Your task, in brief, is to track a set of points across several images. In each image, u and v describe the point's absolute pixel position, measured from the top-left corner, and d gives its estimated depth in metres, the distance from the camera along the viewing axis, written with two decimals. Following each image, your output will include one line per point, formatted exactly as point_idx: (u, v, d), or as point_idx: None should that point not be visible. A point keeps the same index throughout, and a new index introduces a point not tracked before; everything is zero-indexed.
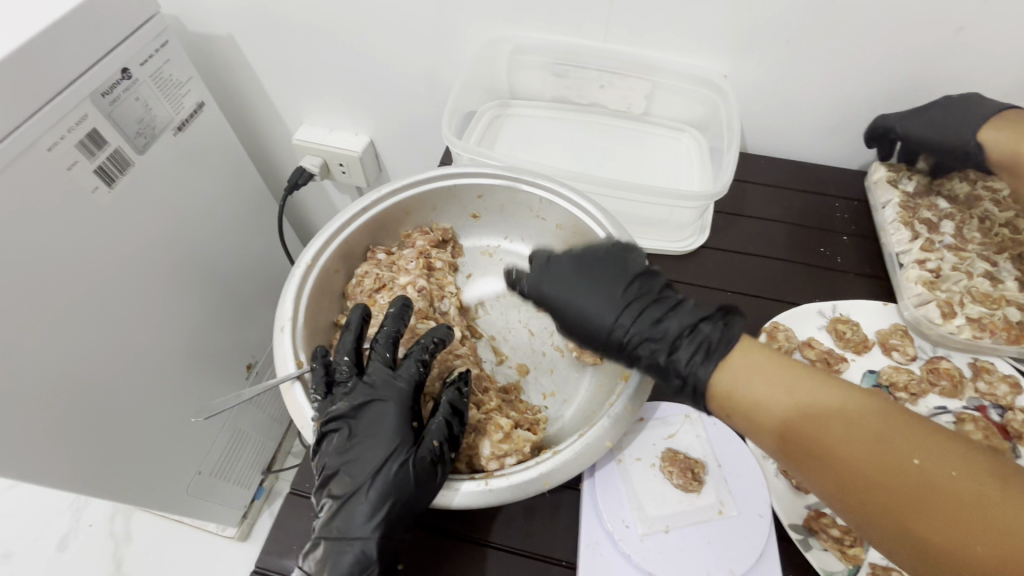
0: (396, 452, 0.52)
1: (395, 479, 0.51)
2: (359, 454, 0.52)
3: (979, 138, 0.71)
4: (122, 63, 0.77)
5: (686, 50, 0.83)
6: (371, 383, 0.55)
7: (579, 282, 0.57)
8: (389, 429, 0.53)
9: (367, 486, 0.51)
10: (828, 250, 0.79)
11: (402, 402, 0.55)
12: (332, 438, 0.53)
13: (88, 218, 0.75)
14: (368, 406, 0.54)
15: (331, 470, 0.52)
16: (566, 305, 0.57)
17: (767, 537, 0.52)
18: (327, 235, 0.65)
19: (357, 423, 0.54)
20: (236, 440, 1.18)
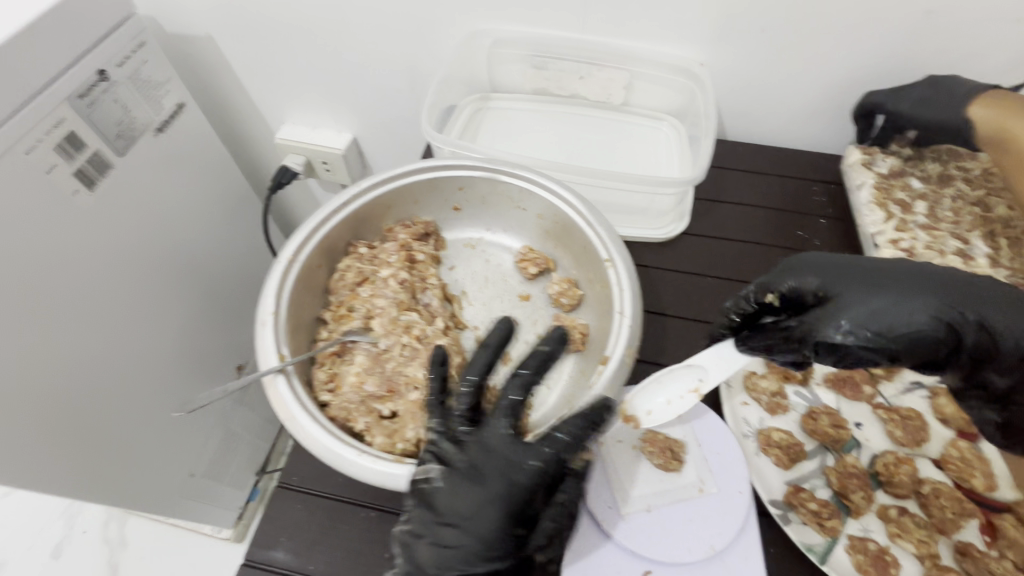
0: (502, 511, 0.50)
1: (495, 538, 0.49)
2: (460, 510, 0.50)
3: (968, 114, 0.70)
4: (98, 65, 0.76)
5: (662, 39, 0.83)
6: (479, 437, 0.53)
7: (844, 272, 0.54)
8: (500, 491, 0.50)
9: (465, 544, 0.49)
10: (806, 233, 0.80)
11: (517, 461, 0.51)
12: (426, 490, 0.50)
13: (68, 220, 0.75)
14: (477, 464, 0.52)
15: (421, 523, 0.50)
16: (855, 296, 0.51)
17: (745, 512, 0.54)
18: (308, 230, 0.66)
19: (460, 478, 0.51)
20: (229, 442, 1.16)
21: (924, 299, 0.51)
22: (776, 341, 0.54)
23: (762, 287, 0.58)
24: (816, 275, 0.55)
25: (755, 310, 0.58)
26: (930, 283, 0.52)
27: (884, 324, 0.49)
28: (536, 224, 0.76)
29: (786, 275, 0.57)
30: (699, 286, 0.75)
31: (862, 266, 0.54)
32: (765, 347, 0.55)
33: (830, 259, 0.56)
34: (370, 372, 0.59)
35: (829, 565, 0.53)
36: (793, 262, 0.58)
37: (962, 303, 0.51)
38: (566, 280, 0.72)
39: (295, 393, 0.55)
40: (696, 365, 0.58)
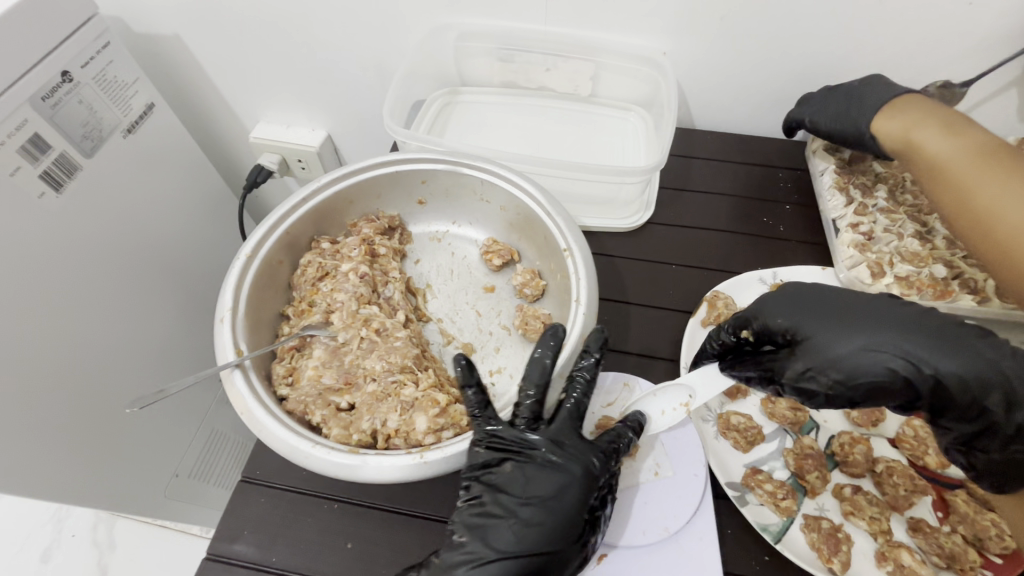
0: (577, 497, 0.51)
1: (568, 524, 0.50)
2: (533, 493, 0.52)
3: (873, 128, 0.68)
4: (61, 66, 0.75)
5: (625, 30, 0.83)
6: (551, 432, 0.55)
7: (819, 311, 0.54)
8: (575, 478, 0.52)
9: (535, 526, 0.50)
10: (771, 219, 0.81)
11: (587, 453, 0.54)
12: (496, 474, 0.53)
13: (32, 222, 0.74)
14: (552, 456, 0.53)
15: (495, 505, 0.52)
16: (822, 341, 0.52)
17: (700, 493, 0.56)
18: (267, 226, 0.67)
19: (532, 466, 0.53)
20: (213, 442, 1.10)
21: (887, 346, 0.49)
22: (755, 374, 0.56)
23: (741, 321, 0.58)
24: (790, 311, 0.55)
25: (734, 343, 0.59)
26: (897, 326, 0.50)
27: (844, 371, 0.50)
28: (500, 216, 0.77)
29: (764, 309, 0.57)
30: (663, 274, 0.76)
31: (836, 304, 0.54)
32: (746, 378, 0.57)
33: (805, 294, 0.56)
34: (328, 366, 0.61)
35: (784, 543, 0.54)
36: (778, 295, 0.58)
37: (921, 352, 0.48)
38: (530, 271, 0.73)
39: (252, 388, 0.56)
40: (687, 381, 0.60)
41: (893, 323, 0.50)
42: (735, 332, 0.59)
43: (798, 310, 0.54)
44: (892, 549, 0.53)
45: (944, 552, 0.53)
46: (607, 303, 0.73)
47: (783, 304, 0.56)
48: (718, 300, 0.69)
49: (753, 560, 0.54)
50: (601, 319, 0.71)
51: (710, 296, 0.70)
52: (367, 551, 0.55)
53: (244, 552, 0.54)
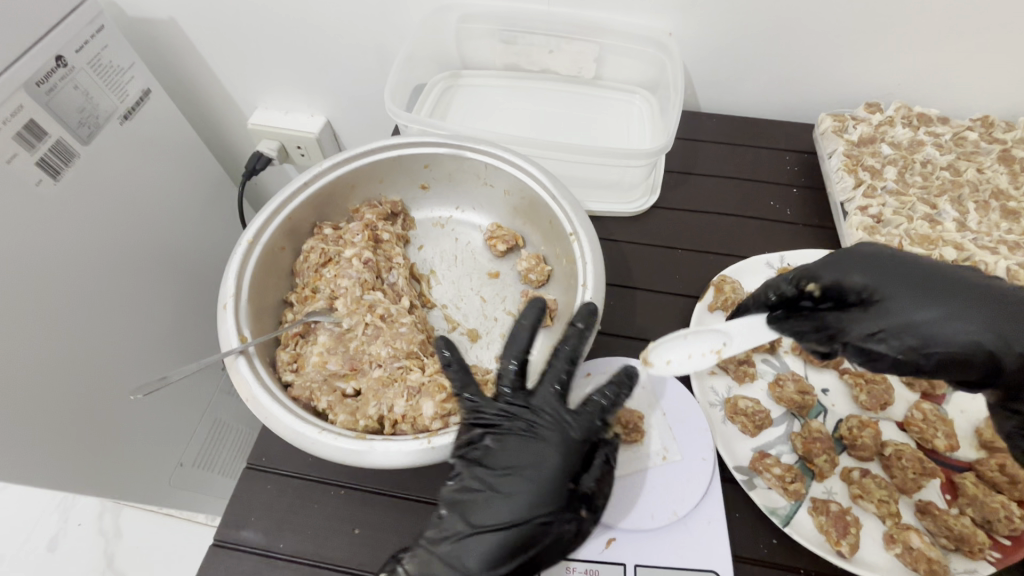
0: (557, 467, 0.51)
1: (551, 494, 0.49)
2: (513, 465, 0.51)
3: None
4: (55, 51, 0.74)
5: (630, 9, 0.82)
6: (533, 403, 0.55)
7: (900, 276, 0.51)
8: (551, 447, 0.51)
9: (515, 498, 0.49)
10: (777, 202, 0.80)
11: (567, 421, 0.53)
12: (476, 448, 0.52)
13: (30, 209, 0.72)
14: (529, 425, 0.53)
15: (474, 480, 0.51)
16: (902, 306, 0.50)
17: (708, 477, 0.56)
18: (269, 212, 0.66)
19: (512, 437, 0.52)
20: (216, 430, 1.10)
21: (969, 320, 0.48)
22: (809, 328, 0.52)
23: (807, 274, 0.54)
24: (868, 273, 0.52)
25: (793, 294, 0.55)
26: (978, 303, 0.49)
27: (923, 338, 0.48)
28: (505, 200, 0.76)
29: (836, 267, 0.54)
30: (669, 259, 0.75)
31: (918, 270, 0.52)
32: (799, 332, 0.52)
33: (884, 258, 0.53)
34: (333, 352, 0.61)
35: (792, 526, 0.53)
36: (850, 255, 0.55)
37: (1004, 330, 0.48)
38: (535, 256, 0.72)
39: (257, 375, 0.56)
40: (722, 330, 0.55)
41: (974, 298, 0.50)
42: (797, 285, 0.55)
43: (881, 272, 0.52)
44: (900, 532, 0.53)
45: (953, 534, 0.53)
46: (613, 288, 0.72)
47: (864, 263, 0.53)
48: (725, 283, 0.69)
49: (760, 543, 0.54)
50: (608, 304, 0.71)
51: (717, 281, 0.69)
52: (375, 536, 0.55)
53: (253, 538, 0.54)
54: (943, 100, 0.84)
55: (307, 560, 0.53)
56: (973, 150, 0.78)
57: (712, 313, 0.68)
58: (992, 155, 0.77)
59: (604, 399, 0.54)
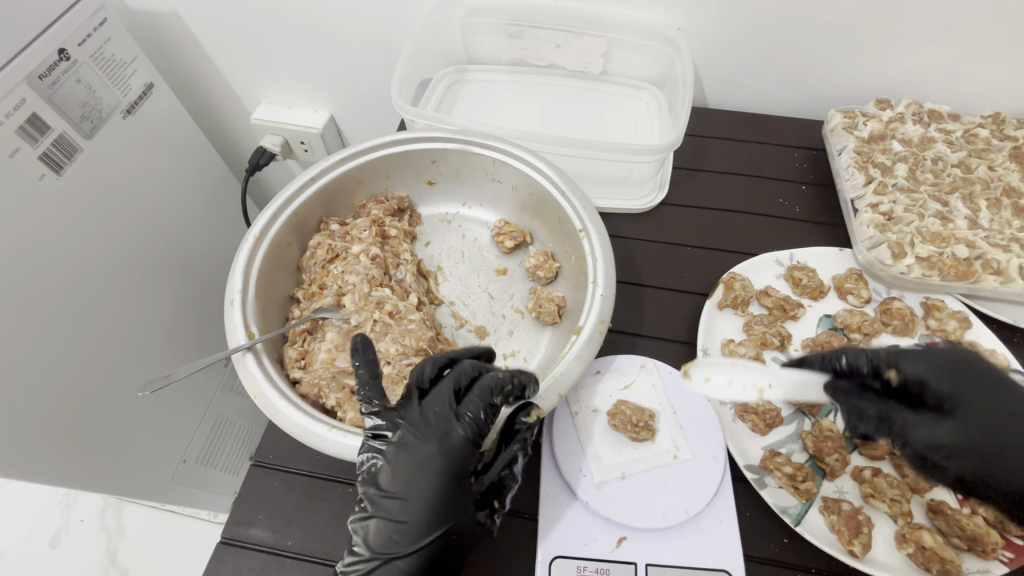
0: (445, 470, 0.50)
1: (449, 499, 0.49)
2: (404, 483, 0.49)
3: None
4: (58, 44, 0.73)
5: (638, 4, 0.81)
6: (415, 410, 0.52)
7: (982, 387, 0.51)
8: (437, 457, 0.50)
9: (415, 514, 0.48)
10: (787, 200, 0.79)
11: (449, 422, 0.51)
12: (369, 468, 0.50)
13: (34, 204, 0.72)
14: (411, 436, 0.51)
15: (369, 504, 0.49)
16: (986, 424, 0.50)
17: (718, 476, 0.56)
18: (276, 207, 0.65)
19: (395, 453, 0.50)
20: (220, 426, 1.09)
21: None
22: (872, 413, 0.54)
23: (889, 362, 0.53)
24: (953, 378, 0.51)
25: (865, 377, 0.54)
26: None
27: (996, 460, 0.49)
28: (512, 196, 0.76)
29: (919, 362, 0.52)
30: (677, 256, 0.74)
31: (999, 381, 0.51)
32: (858, 416, 0.54)
33: (969, 362, 0.52)
34: (341, 349, 0.60)
35: (803, 526, 0.53)
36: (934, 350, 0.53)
37: None
38: (542, 253, 0.72)
39: (265, 371, 0.55)
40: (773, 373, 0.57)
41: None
42: (876, 368, 0.54)
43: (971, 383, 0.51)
44: (913, 532, 0.52)
45: (966, 534, 0.52)
46: (621, 286, 0.71)
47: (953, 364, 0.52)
48: (735, 281, 0.68)
49: (771, 542, 0.54)
50: (616, 301, 0.70)
51: (726, 278, 0.69)
52: None
53: (260, 536, 0.54)
54: (954, 97, 0.83)
55: (316, 558, 0.53)
56: (985, 147, 0.78)
57: (721, 310, 0.69)
58: (1004, 152, 0.77)
59: (491, 381, 0.52)
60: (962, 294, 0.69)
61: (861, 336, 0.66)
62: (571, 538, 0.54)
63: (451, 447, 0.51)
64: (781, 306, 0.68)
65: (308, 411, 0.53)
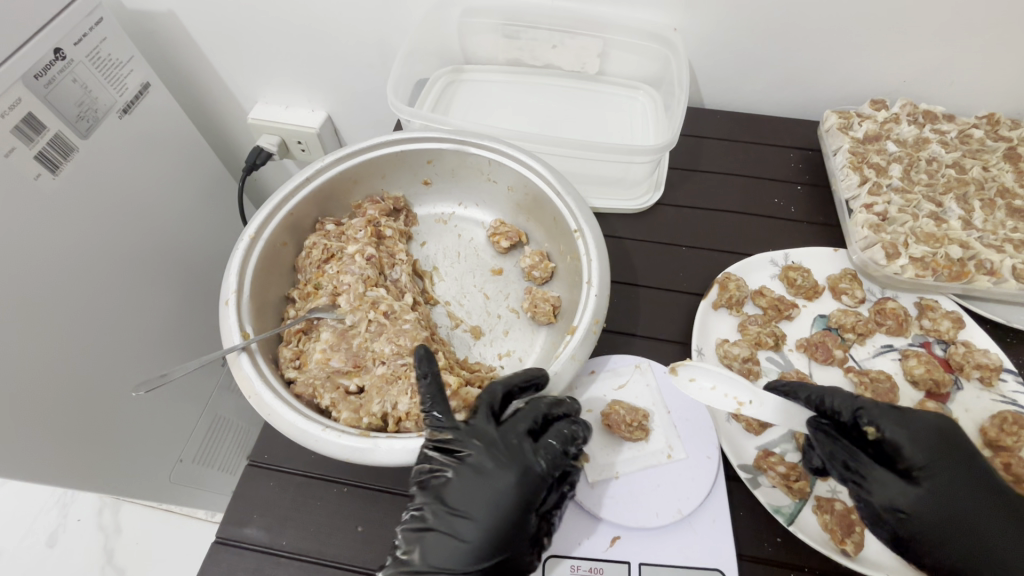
0: (515, 504, 0.49)
1: (508, 533, 0.49)
2: (472, 502, 0.50)
3: None
4: (53, 43, 0.73)
5: (634, 5, 0.81)
6: (497, 434, 0.53)
7: (954, 460, 0.50)
8: (512, 484, 0.50)
9: (479, 535, 0.48)
10: (782, 200, 0.80)
11: (528, 453, 0.52)
12: (438, 482, 0.51)
13: (30, 204, 0.72)
14: (490, 459, 0.51)
15: (432, 515, 0.49)
16: (942, 494, 0.49)
17: (712, 475, 0.56)
18: (271, 207, 0.65)
19: (469, 470, 0.51)
20: (217, 425, 1.09)
21: (992, 529, 0.48)
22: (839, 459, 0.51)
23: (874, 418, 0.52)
24: (931, 444, 0.51)
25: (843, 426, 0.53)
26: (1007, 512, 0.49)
27: (946, 536, 0.48)
28: (508, 196, 0.76)
29: (898, 422, 0.52)
30: (672, 256, 0.74)
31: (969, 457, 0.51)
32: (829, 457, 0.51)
33: (946, 431, 0.51)
34: (336, 349, 0.60)
35: (796, 525, 0.53)
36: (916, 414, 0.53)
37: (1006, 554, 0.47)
38: (538, 253, 0.72)
39: (260, 372, 0.55)
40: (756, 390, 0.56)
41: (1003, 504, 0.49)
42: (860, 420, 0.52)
43: (944, 454, 0.50)
44: None
45: None
46: (616, 286, 0.72)
47: (933, 433, 0.51)
48: (730, 281, 0.68)
49: (764, 541, 0.54)
50: (611, 301, 0.70)
51: (721, 278, 0.69)
52: (375, 536, 0.54)
53: (254, 536, 0.54)
54: (948, 98, 0.83)
55: (310, 557, 0.53)
56: (979, 147, 0.78)
57: (716, 310, 0.69)
58: (998, 153, 0.77)
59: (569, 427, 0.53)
60: (956, 295, 0.69)
61: (855, 336, 0.67)
62: (566, 537, 0.54)
63: (526, 478, 0.50)
64: (776, 306, 0.68)
65: (306, 413, 0.53)
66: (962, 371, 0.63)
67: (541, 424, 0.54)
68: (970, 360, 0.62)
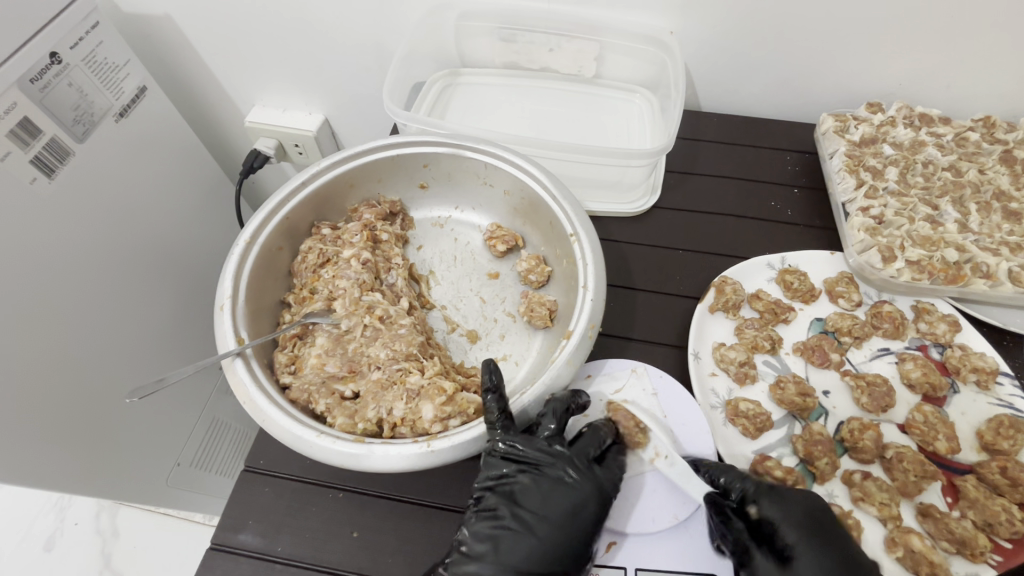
0: (590, 519, 0.52)
1: (583, 542, 0.51)
2: (549, 510, 0.52)
3: None
4: (48, 47, 0.73)
5: (631, 9, 0.81)
6: (573, 450, 0.55)
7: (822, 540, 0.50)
8: (592, 494, 0.53)
9: (558, 541, 0.51)
10: (779, 203, 0.80)
11: (602, 466, 0.55)
12: (514, 489, 0.53)
13: (25, 208, 0.72)
14: (570, 470, 0.54)
15: (509, 517, 0.52)
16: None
17: (709, 480, 0.56)
18: (266, 212, 0.65)
19: (547, 481, 0.54)
20: (214, 429, 1.09)
21: None
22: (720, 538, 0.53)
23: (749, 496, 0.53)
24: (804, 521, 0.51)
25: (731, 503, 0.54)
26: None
27: None
28: (504, 200, 0.76)
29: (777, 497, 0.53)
30: (669, 259, 0.74)
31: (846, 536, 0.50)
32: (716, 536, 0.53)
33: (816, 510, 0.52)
34: (331, 354, 0.60)
35: None
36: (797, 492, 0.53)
37: None
38: (535, 257, 0.72)
39: (255, 377, 0.55)
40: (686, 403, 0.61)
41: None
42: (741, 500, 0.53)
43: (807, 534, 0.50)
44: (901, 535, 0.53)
45: (955, 538, 0.52)
46: (613, 289, 0.72)
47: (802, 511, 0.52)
48: (726, 285, 0.68)
49: None
50: (608, 305, 0.70)
51: (718, 282, 0.69)
52: (373, 541, 0.54)
53: (250, 543, 0.54)
54: (944, 101, 0.84)
55: (306, 564, 0.53)
56: (975, 150, 0.78)
57: (713, 314, 0.69)
58: (994, 156, 0.77)
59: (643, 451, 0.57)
60: (953, 299, 0.69)
61: (852, 340, 0.67)
62: None
63: (603, 489, 0.54)
64: (773, 310, 0.68)
65: (302, 420, 0.53)
66: (959, 374, 0.63)
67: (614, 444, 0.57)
68: (967, 364, 0.62)
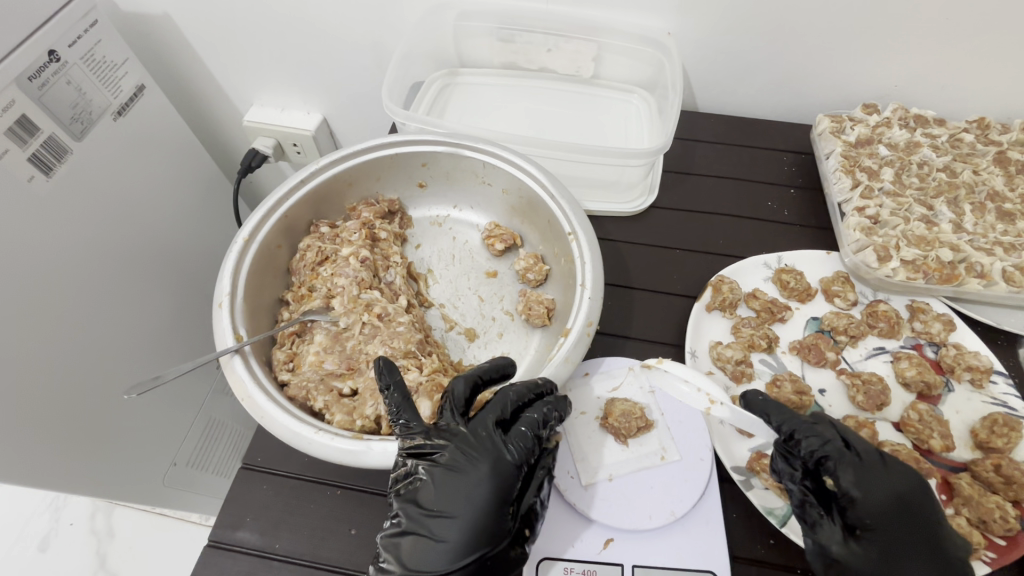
0: (492, 496, 0.50)
1: (486, 525, 0.49)
2: (445, 504, 0.50)
3: None
4: (47, 45, 0.73)
5: (629, 9, 0.81)
6: (468, 430, 0.53)
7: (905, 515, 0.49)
8: (485, 476, 0.50)
9: (457, 532, 0.49)
10: (775, 203, 0.80)
11: (498, 445, 0.52)
12: (413, 487, 0.51)
13: (22, 206, 0.71)
14: (457, 455, 0.52)
15: (409, 515, 0.50)
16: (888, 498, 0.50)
17: (706, 477, 0.56)
18: (265, 209, 0.65)
19: (440, 471, 0.51)
20: (211, 429, 1.09)
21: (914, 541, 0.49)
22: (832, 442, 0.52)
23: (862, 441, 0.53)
24: (878, 500, 0.50)
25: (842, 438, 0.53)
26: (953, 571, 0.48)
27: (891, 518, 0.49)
28: (502, 199, 0.76)
29: (860, 469, 0.51)
30: (666, 258, 0.75)
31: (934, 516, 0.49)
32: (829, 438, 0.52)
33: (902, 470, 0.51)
34: (329, 352, 0.61)
35: (789, 527, 0.53)
36: (892, 465, 0.51)
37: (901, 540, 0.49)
38: (532, 255, 0.72)
39: (253, 374, 0.55)
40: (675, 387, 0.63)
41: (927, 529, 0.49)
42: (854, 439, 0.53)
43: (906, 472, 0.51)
44: None
45: None
46: (610, 288, 0.72)
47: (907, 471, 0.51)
48: (723, 284, 0.69)
49: (758, 543, 0.54)
50: (605, 303, 0.70)
51: (715, 281, 0.70)
52: (371, 539, 0.54)
53: (248, 540, 0.54)
54: (939, 103, 0.84)
55: (304, 561, 0.53)
56: (969, 151, 0.79)
57: (710, 313, 0.69)
58: (988, 157, 0.78)
59: (539, 413, 0.53)
60: (947, 298, 0.70)
61: (848, 338, 0.67)
62: (558, 538, 0.54)
63: (501, 471, 0.51)
64: (769, 308, 0.68)
65: (302, 417, 0.53)
66: (953, 373, 0.63)
67: (511, 415, 0.54)
68: (961, 362, 0.63)
